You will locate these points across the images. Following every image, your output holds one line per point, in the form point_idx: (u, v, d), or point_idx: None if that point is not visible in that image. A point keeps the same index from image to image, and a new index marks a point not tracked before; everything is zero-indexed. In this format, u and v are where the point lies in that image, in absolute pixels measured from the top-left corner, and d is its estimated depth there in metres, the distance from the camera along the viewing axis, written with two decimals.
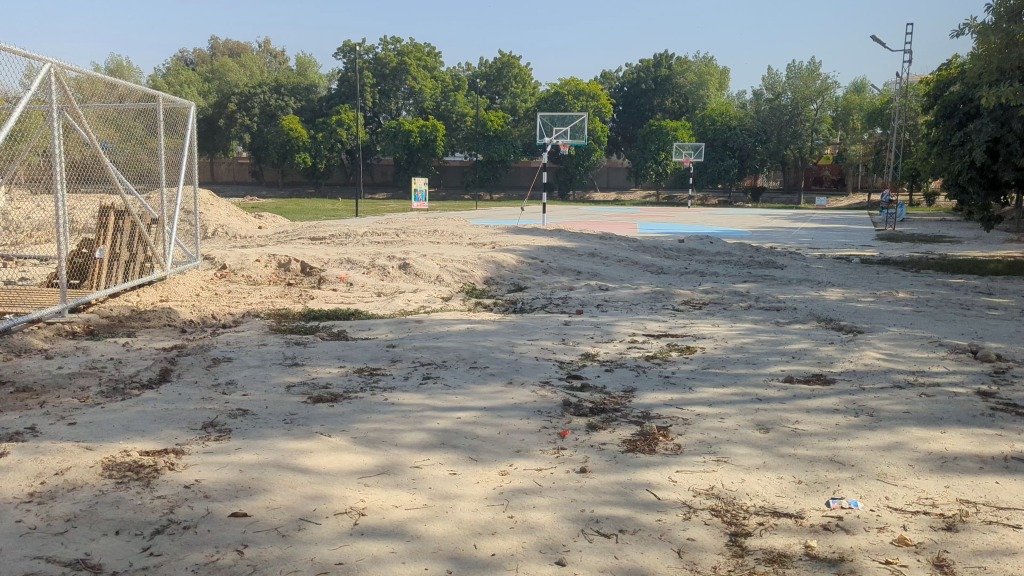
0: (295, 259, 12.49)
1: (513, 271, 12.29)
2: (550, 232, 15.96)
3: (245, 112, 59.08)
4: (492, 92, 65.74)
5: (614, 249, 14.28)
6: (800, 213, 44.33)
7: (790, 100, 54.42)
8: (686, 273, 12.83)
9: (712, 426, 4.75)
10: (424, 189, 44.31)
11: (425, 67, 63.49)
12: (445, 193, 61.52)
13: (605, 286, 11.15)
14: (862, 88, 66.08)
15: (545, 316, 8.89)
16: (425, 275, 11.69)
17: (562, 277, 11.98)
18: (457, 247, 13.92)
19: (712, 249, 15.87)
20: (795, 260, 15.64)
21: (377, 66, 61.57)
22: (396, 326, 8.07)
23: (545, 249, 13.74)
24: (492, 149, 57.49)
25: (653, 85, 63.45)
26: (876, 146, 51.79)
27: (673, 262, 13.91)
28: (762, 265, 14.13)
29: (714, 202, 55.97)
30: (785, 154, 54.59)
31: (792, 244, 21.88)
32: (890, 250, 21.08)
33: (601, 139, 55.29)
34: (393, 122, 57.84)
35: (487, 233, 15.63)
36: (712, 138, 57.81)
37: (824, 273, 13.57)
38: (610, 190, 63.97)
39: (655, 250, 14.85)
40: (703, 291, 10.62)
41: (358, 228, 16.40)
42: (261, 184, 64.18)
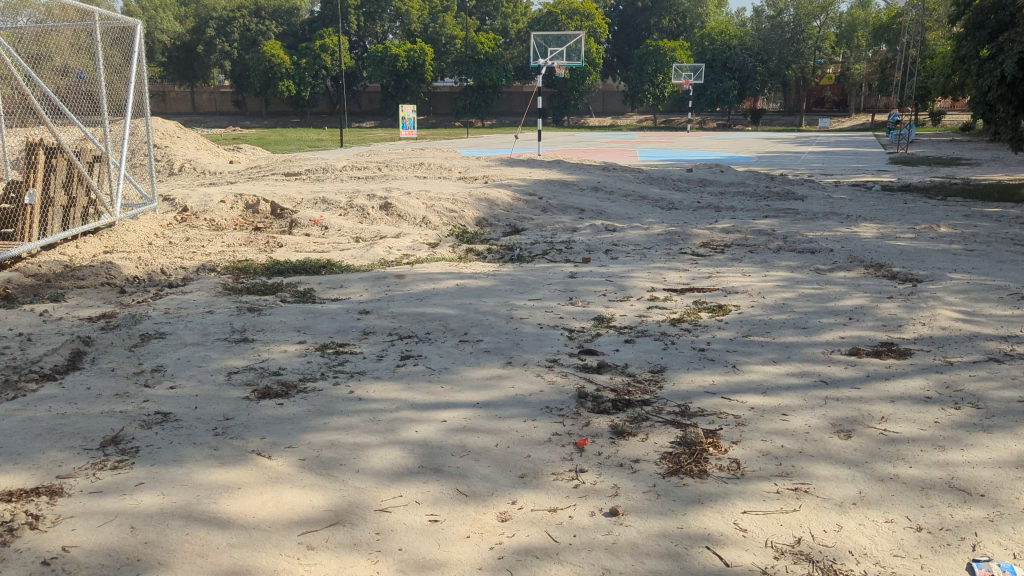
0: (264, 200, 11.25)
1: (509, 209, 11.08)
2: (547, 163, 14.67)
3: (224, 38, 56.46)
4: (482, 13, 62.97)
5: (617, 182, 13.05)
6: (804, 136, 42.79)
7: (793, 17, 52.14)
8: (700, 209, 11.62)
9: (775, 429, 3.62)
10: (413, 117, 42.60)
11: None
12: (436, 121, 59.52)
13: (612, 226, 9.96)
14: (867, 3, 63.50)
15: (546, 265, 7.73)
16: (408, 216, 10.46)
17: (563, 215, 10.77)
18: (445, 183, 12.66)
19: (722, 178, 14.63)
20: (813, 190, 14.43)
21: None
22: (373, 283, 6.90)
23: (543, 184, 12.48)
24: (483, 73, 55.36)
25: (650, 3, 60.76)
26: (882, 64, 49.80)
27: (684, 195, 12.69)
28: (780, 196, 12.92)
29: (712, 126, 54.15)
30: (787, 74, 52.62)
31: (804, 171, 20.60)
32: (908, 176, 19.84)
33: (596, 61, 53.15)
34: (378, 46, 55.46)
35: (479, 166, 14.34)
36: (710, 59, 55.45)
37: (850, 204, 12.37)
38: (606, 115, 62.09)
39: (662, 182, 13.61)
40: (724, 230, 9.43)
41: (337, 163, 15.05)
42: (244, 115, 61.98)
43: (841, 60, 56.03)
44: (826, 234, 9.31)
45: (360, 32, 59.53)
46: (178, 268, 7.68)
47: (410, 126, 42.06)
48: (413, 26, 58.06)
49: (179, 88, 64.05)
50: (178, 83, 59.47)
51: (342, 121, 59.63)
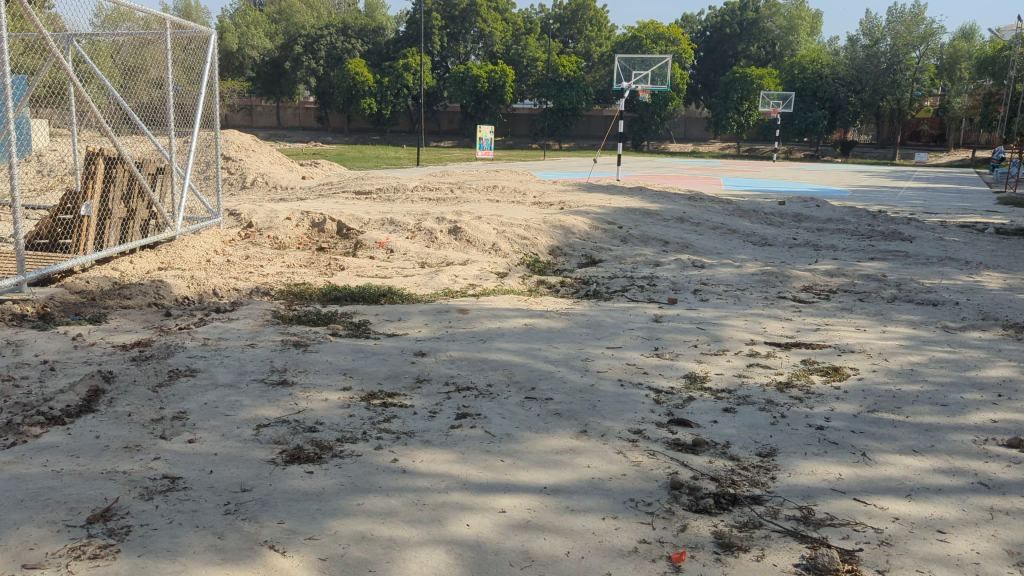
0: (330, 219, 10.82)
1: (585, 238, 10.35)
2: (627, 190, 13.89)
3: (311, 55, 57.49)
4: (566, 35, 62.51)
5: (704, 212, 12.19)
6: (898, 171, 40.82)
7: (890, 47, 50.06)
8: (795, 246, 10.66)
9: (935, 557, 2.76)
10: (491, 137, 42.38)
11: (497, 9, 60.33)
12: (514, 142, 59.33)
13: (699, 262, 9.11)
14: (970, 35, 60.75)
15: (627, 305, 6.95)
16: (478, 242, 9.85)
17: (645, 248, 9.98)
18: (519, 207, 12.02)
19: (817, 213, 13.59)
20: (918, 229, 13.27)
21: (446, 7, 58.98)
22: (434, 318, 6.26)
23: (623, 212, 11.70)
24: (563, 96, 54.90)
25: (738, 29, 59.26)
26: (985, 98, 47.29)
27: (776, 231, 11.73)
28: (883, 236, 11.86)
29: (799, 157, 52.28)
30: (880, 105, 50.51)
31: (904, 208, 19.26)
32: (1020, 218, 18.34)
33: (681, 87, 51.99)
34: (461, 67, 55.65)
35: (556, 190, 13.68)
36: (799, 88, 53.58)
37: (963, 248, 11.24)
38: (687, 142, 60.88)
39: (752, 215, 12.68)
40: (827, 272, 8.49)
41: (409, 182, 14.60)
42: (327, 130, 62.89)
43: (939, 93, 53.49)
44: (945, 283, 8.28)
45: (444, 52, 59.87)
46: (231, 290, 7.21)
47: (487, 147, 41.83)
48: (496, 48, 58.09)
49: (265, 103, 65.56)
50: (265, 97, 60.77)
51: (421, 140, 59.99)
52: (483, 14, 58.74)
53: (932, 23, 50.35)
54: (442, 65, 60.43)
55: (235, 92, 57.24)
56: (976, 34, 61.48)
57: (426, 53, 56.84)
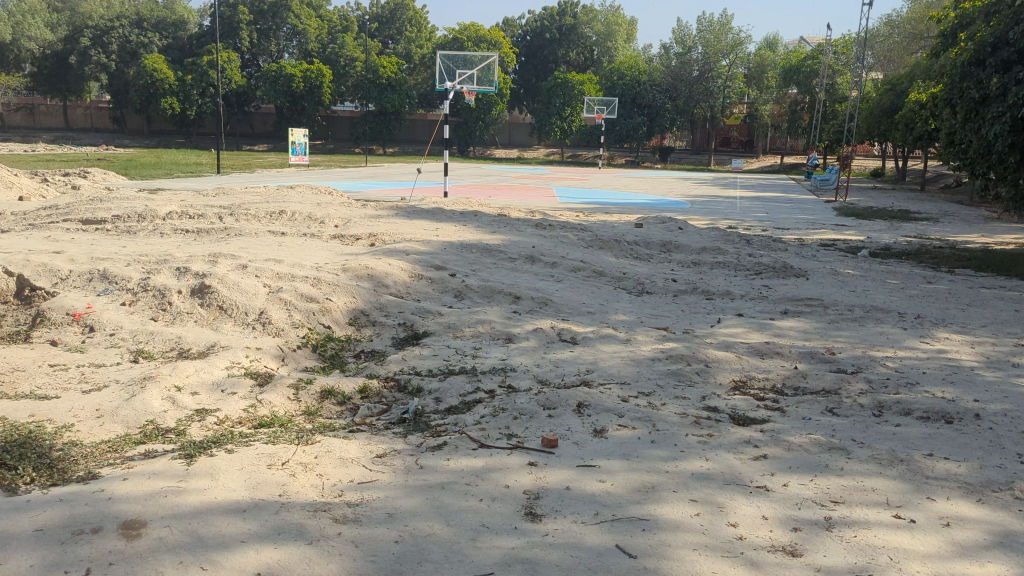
0: (3, 265, 6.94)
1: (404, 292, 7.24)
2: (458, 213, 10.90)
3: (100, 49, 49.98)
4: (384, 36, 59.12)
5: (559, 248, 9.40)
6: (723, 178, 40.80)
7: (702, 56, 50.25)
8: (681, 294, 8.04)
9: None
10: (304, 141, 38.28)
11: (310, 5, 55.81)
12: (333, 147, 55.30)
13: (569, 334, 6.22)
14: (774, 45, 63.32)
15: (475, 458, 3.83)
16: (237, 309, 6.39)
17: (489, 308, 6.98)
18: (310, 244, 8.65)
19: (688, 239, 11.22)
20: (802, 256, 11.24)
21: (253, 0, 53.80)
22: (59, 557, 2.82)
23: (453, 250, 8.65)
24: (384, 99, 51.53)
25: (558, 34, 57.98)
26: (792, 106, 48.76)
27: (651, 269, 9.15)
28: (775, 270, 9.58)
29: (621, 164, 51.66)
30: (695, 112, 50.92)
31: (756, 225, 17.64)
32: (872, 233, 17.18)
33: (504, 93, 50.60)
34: (272, 65, 50.90)
35: (366, 214, 10.43)
36: (621, 93, 52.87)
37: (872, 285, 9.13)
38: (513, 148, 59.48)
39: (617, 247, 10.07)
40: (756, 349, 5.80)
41: (165, 205, 10.77)
42: (123, 133, 55.55)
43: (749, 100, 54.50)
44: (917, 359, 5.84)
45: (252, 50, 54.53)
46: None
47: (301, 152, 37.68)
48: (310, 46, 53.71)
49: (48, 101, 57.15)
50: (47, 96, 52.61)
51: (231, 146, 54.51)
52: (295, 9, 54.18)
53: (739, 33, 51.19)
54: (252, 63, 55.59)
55: (9, 89, 49.20)
56: (779, 43, 64.19)
57: (232, 50, 51.73)
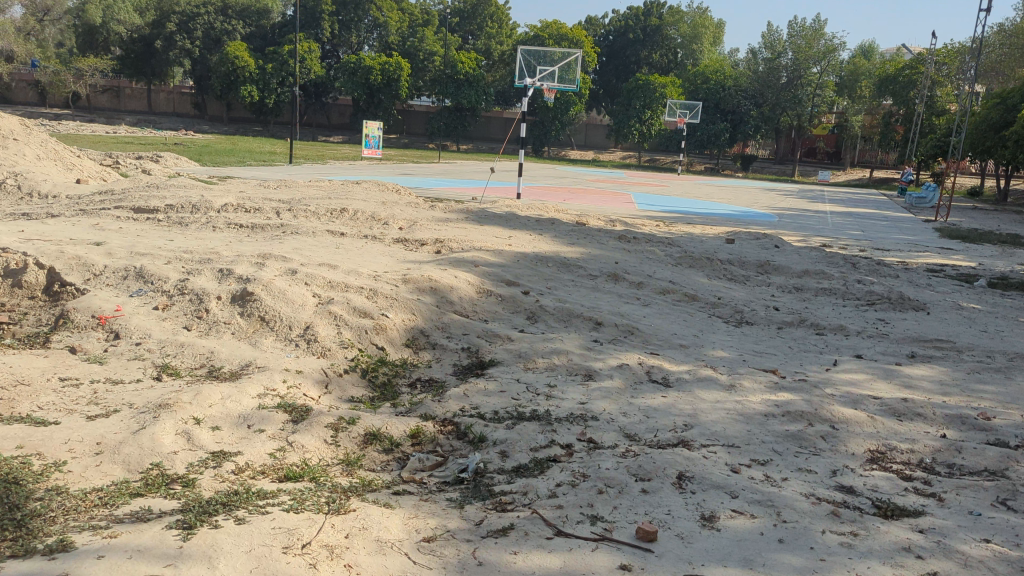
0: (35, 256, 6.36)
1: (469, 310, 6.38)
2: (533, 219, 10.08)
3: (186, 35, 50.67)
4: (465, 32, 58.71)
5: (644, 265, 8.47)
6: (807, 189, 39.03)
7: (792, 62, 48.26)
8: (786, 327, 7.01)
9: None
10: (378, 134, 38.06)
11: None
12: (409, 141, 55.22)
13: (662, 374, 5.26)
14: (869, 53, 60.65)
15: (546, 555, 2.91)
16: (280, 322, 5.63)
17: (566, 334, 6.08)
18: (371, 249, 7.91)
19: (786, 261, 10.16)
20: (917, 286, 10.07)
21: None
22: None
23: (526, 262, 7.79)
24: (461, 95, 51.08)
25: (641, 35, 56.59)
26: (885, 117, 46.46)
27: (748, 295, 8.14)
28: (890, 303, 8.44)
29: (700, 171, 50.02)
30: (780, 120, 48.88)
31: (852, 245, 16.35)
32: (981, 260, 15.71)
33: (583, 93, 49.57)
34: (352, 56, 51.06)
35: (435, 216, 9.69)
36: (703, 98, 51.24)
37: (1007, 327, 7.94)
38: (588, 149, 58.45)
39: (708, 268, 9.09)
40: (891, 408, 4.68)
41: (224, 197, 10.21)
42: (205, 119, 56.42)
43: (839, 110, 52.15)
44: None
45: (333, 41, 54.77)
46: None
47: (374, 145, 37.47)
48: (391, 39, 53.58)
49: (135, 85, 58.40)
50: (133, 79, 53.74)
51: (308, 135, 54.83)
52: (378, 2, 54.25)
53: (832, 39, 49.02)
54: (334, 56, 56.02)
55: (98, 71, 50.40)
56: (875, 52, 61.46)
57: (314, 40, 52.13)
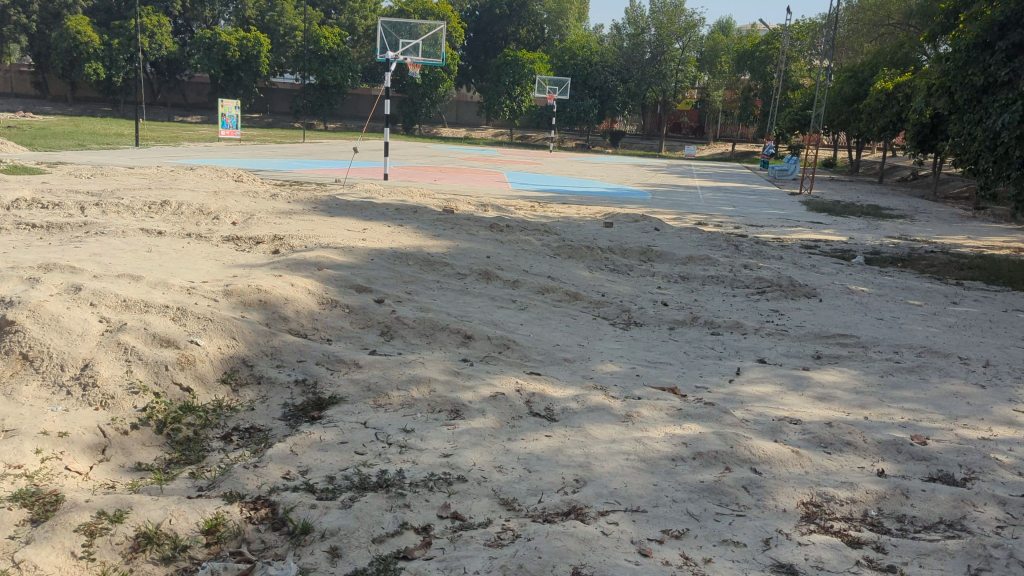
0: None
1: (308, 330, 5.20)
2: (393, 206, 8.95)
3: (18, 8, 45.83)
4: (327, 6, 56.11)
5: (519, 258, 7.54)
6: (676, 164, 39.53)
7: (654, 38, 48.85)
8: (678, 329, 6.27)
9: None
10: (236, 113, 35.52)
11: None
12: (273, 121, 52.32)
13: (542, 405, 4.32)
14: (727, 29, 62.35)
15: None
16: (49, 360, 4.29)
17: (428, 354, 5.04)
18: (193, 253, 6.57)
19: (669, 246, 9.51)
20: (801, 268, 9.70)
21: None
22: None
23: (382, 260, 6.67)
24: (326, 71, 48.65)
25: (508, 11, 55.84)
26: (744, 92, 47.79)
27: (633, 290, 7.36)
28: (781, 292, 7.92)
29: (571, 147, 49.80)
30: (645, 96, 49.26)
31: (727, 223, 16.15)
32: (850, 233, 15.86)
33: (452, 69, 48.50)
34: (208, 31, 47.74)
35: (278, 205, 8.36)
36: (571, 75, 51.06)
37: (900, 314, 7.59)
38: (460, 127, 57.36)
39: (589, 258, 8.27)
40: (816, 437, 3.91)
41: (22, 192, 8.49)
42: (44, 99, 51.42)
43: (701, 85, 53.21)
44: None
45: (185, 14, 51.16)
46: None
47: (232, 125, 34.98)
48: (248, 12, 50.68)
49: None
50: None
51: (161, 116, 50.99)
52: None
53: (692, 15, 49.81)
54: (188, 31, 52.37)
55: None
56: (732, 27, 63.23)
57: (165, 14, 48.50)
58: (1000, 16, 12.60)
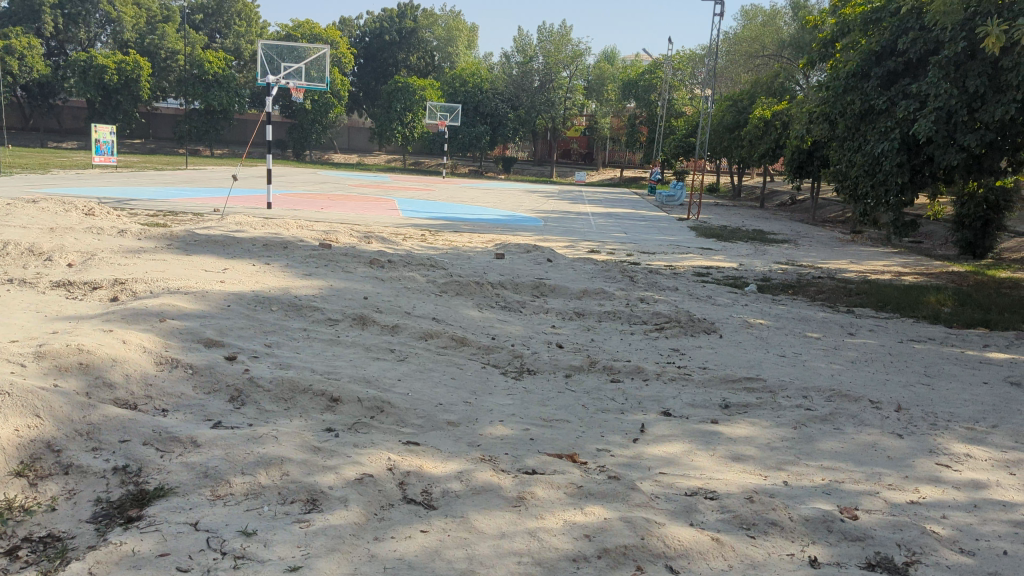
0: None
1: (139, 399, 4.30)
2: (262, 240, 8.07)
3: None
4: (211, 30, 54.05)
5: (400, 298, 6.81)
6: (569, 190, 39.70)
7: (543, 66, 49.30)
8: (575, 376, 5.70)
9: None
10: (110, 139, 33.29)
11: None
12: (156, 146, 49.80)
13: (419, 490, 3.62)
14: (612, 58, 63.78)
15: None
16: None
17: (286, 425, 4.24)
18: (8, 302, 5.50)
19: (563, 279, 9.00)
20: (697, 299, 9.38)
21: None
22: None
23: (240, 306, 5.80)
24: (210, 96, 46.68)
25: (397, 37, 55.24)
26: (630, 120, 48.69)
27: (527, 332, 6.75)
28: (681, 327, 7.50)
29: (464, 174, 49.37)
30: (537, 123, 49.52)
31: (621, 250, 15.92)
32: (740, 259, 15.92)
33: (342, 94, 47.52)
34: (82, 54, 45.08)
35: (124, 240, 7.31)
36: (462, 102, 50.78)
37: (799, 350, 7.31)
38: (352, 153, 56.11)
39: (478, 295, 7.61)
40: (736, 517, 3.38)
41: None
42: None
43: (590, 112, 53.97)
44: (977, 514, 3.73)
45: (57, 36, 48.19)
46: None
47: (107, 151, 32.85)
48: (125, 35, 48.24)
49: None
50: None
51: (32, 142, 47.52)
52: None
53: (579, 45, 50.53)
54: (60, 53, 49.31)
55: None
56: (617, 57, 64.71)
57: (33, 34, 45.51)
58: (875, 45, 12.64)
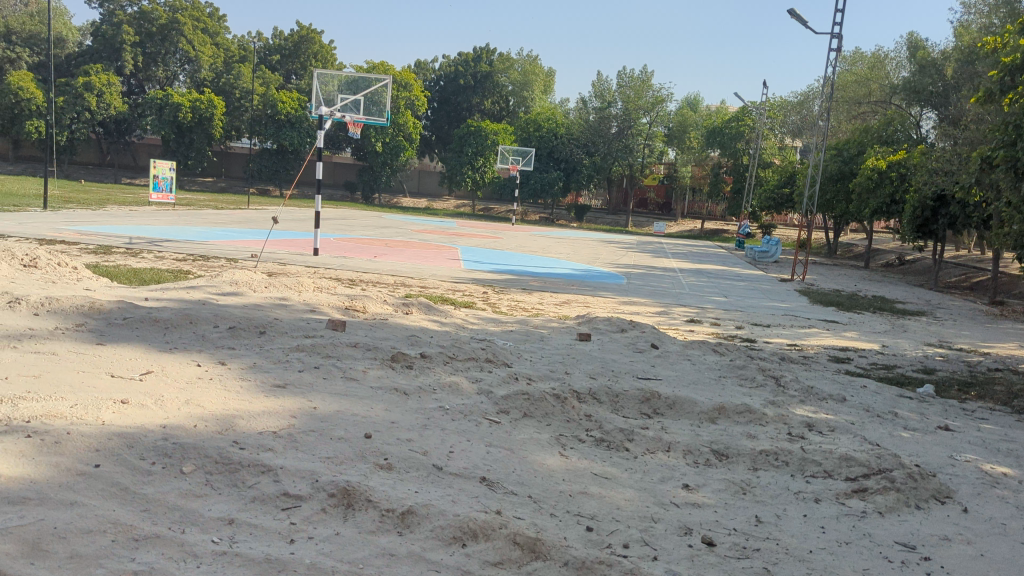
0: None
1: None
2: (236, 315, 5.40)
3: None
4: (287, 71, 53.20)
5: (429, 436, 4.00)
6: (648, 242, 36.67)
7: (622, 111, 46.45)
8: None
9: None
10: (169, 176, 31.83)
11: (205, 30, 50.10)
12: (226, 184, 48.84)
13: None
14: (695, 105, 60.84)
15: None
16: None
17: None
18: None
19: (682, 384, 6.07)
20: (877, 415, 6.34)
21: (141, 21, 47.53)
22: None
23: (122, 467, 3.08)
24: (282, 136, 45.51)
25: (472, 81, 53.54)
26: (713, 169, 45.40)
27: (645, 506, 3.82)
28: (896, 489, 4.46)
29: (536, 221, 46.84)
30: (612, 170, 46.76)
31: (728, 320, 12.83)
32: (877, 338, 12.69)
33: (414, 136, 45.84)
34: (159, 91, 44.45)
35: (13, 314, 4.76)
36: (536, 147, 48.63)
37: None
38: (421, 197, 54.36)
39: (558, 420, 4.76)
40: None
41: None
42: None
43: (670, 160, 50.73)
44: None
45: (138, 74, 48.15)
46: None
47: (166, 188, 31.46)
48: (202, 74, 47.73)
49: None
50: None
51: (105, 178, 47.02)
52: (189, 35, 48.16)
53: (660, 90, 47.17)
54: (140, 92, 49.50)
55: None
56: (700, 104, 61.65)
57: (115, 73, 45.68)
58: None
